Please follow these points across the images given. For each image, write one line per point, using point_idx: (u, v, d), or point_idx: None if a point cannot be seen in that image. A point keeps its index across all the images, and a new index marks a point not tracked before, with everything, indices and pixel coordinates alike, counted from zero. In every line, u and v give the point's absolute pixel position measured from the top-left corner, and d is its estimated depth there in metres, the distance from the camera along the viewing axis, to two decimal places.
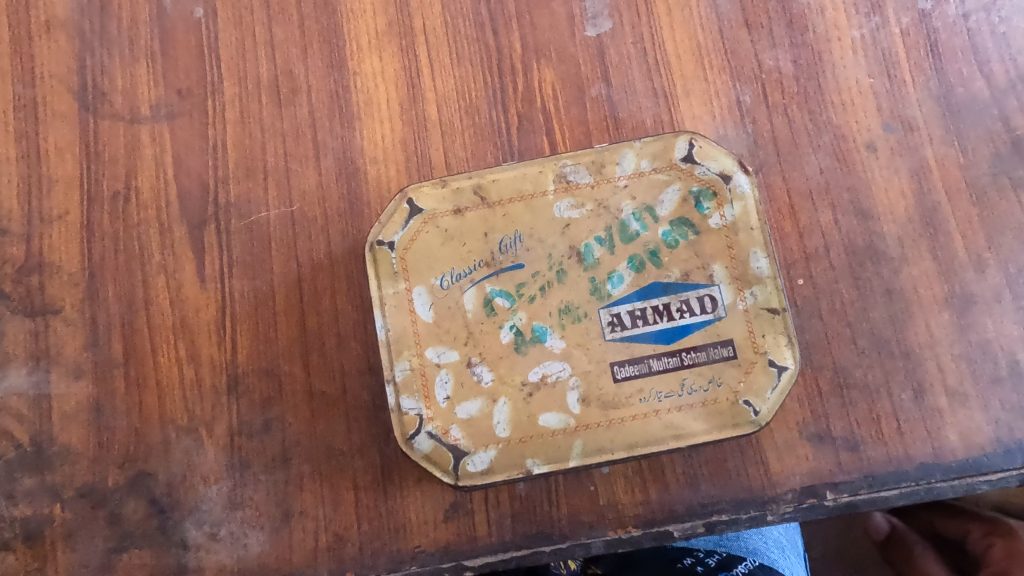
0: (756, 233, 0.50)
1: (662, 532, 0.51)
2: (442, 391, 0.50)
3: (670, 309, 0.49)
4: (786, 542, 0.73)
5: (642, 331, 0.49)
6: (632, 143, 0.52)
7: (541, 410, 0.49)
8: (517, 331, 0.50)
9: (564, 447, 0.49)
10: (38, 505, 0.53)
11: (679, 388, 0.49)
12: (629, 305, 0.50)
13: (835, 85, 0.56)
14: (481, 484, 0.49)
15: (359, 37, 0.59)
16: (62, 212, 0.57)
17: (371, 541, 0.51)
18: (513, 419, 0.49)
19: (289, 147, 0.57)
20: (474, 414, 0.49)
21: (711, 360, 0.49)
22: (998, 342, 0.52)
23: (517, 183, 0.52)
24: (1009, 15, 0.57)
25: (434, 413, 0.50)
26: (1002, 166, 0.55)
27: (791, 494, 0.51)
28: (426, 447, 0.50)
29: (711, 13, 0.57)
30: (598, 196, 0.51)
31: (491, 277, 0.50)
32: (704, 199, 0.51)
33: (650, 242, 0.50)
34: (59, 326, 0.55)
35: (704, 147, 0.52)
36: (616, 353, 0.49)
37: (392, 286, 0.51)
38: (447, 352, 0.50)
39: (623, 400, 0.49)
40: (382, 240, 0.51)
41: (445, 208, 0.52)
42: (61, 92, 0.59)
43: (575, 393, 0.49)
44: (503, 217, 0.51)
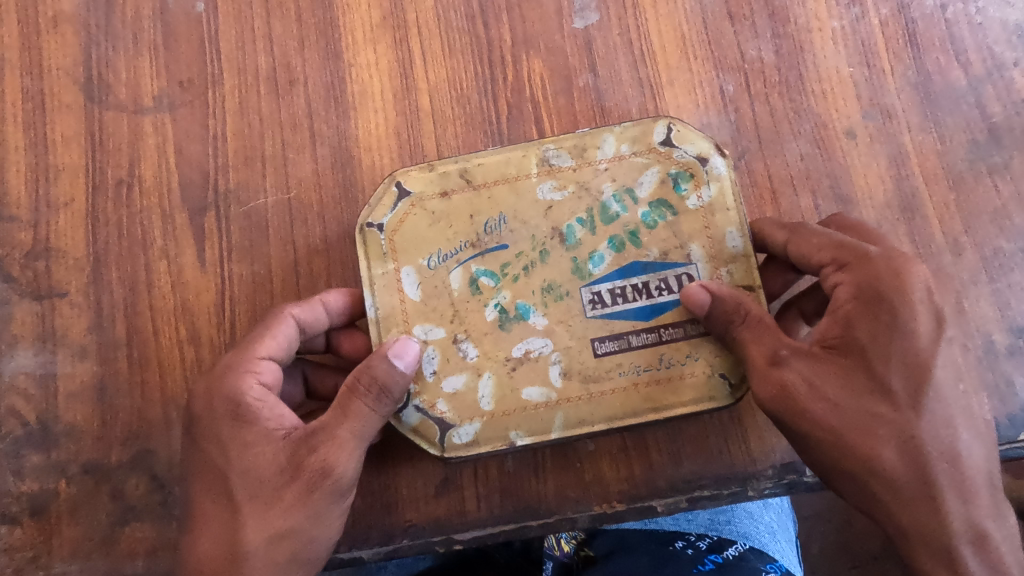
0: (733, 213, 0.52)
1: (647, 506, 0.52)
2: (429, 365, 0.51)
3: (649, 287, 0.51)
4: (777, 526, 0.68)
5: (623, 309, 0.51)
6: (612, 128, 0.53)
7: (524, 383, 0.51)
8: (501, 308, 0.51)
9: (546, 419, 0.50)
10: (44, 480, 0.55)
11: (657, 363, 0.50)
12: (609, 284, 0.51)
13: (815, 73, 0.58)
14: (467, 454, 0.50)
15: (354, 29, 0.61)
16: (68, 199, 0.59)
17: (365, 515, 0.53)
18: (496, 392, 0.51)
19: (286, 135, 0.59)
20: (459, 388, 0.51)
21: (688, 336, 0.50)
22: (974, 322, 0.54)
23: (502, 166, 0.53)
24: (985, 6, 0.59)
25: (421, 386, 0.51)
26: (978, 153, 0.56)
27: (772, 470, 0.53)
28: (414, 419, 0.51)
29: (696, 5, 0.59)
30: (579, 178, 0.53)
31: (477, 257, 0.52)
32: (681, 181, 0.52)
33: (630, 223, 0.52)
34: (65, 309, 0.57)
35: (682, 131, 0.53)
36: (597, 330, 0.51)
37: (381, 266, 0.52)
38: (434, 328, 0.51)
39: (603, 374, 0.50)
40: (372, 221, 0.53)
41: (432, 191, 0.53)
42: (68, 84, 0.61)
43: (556, 367, 0.50)
44: (489, 200, 0.53)
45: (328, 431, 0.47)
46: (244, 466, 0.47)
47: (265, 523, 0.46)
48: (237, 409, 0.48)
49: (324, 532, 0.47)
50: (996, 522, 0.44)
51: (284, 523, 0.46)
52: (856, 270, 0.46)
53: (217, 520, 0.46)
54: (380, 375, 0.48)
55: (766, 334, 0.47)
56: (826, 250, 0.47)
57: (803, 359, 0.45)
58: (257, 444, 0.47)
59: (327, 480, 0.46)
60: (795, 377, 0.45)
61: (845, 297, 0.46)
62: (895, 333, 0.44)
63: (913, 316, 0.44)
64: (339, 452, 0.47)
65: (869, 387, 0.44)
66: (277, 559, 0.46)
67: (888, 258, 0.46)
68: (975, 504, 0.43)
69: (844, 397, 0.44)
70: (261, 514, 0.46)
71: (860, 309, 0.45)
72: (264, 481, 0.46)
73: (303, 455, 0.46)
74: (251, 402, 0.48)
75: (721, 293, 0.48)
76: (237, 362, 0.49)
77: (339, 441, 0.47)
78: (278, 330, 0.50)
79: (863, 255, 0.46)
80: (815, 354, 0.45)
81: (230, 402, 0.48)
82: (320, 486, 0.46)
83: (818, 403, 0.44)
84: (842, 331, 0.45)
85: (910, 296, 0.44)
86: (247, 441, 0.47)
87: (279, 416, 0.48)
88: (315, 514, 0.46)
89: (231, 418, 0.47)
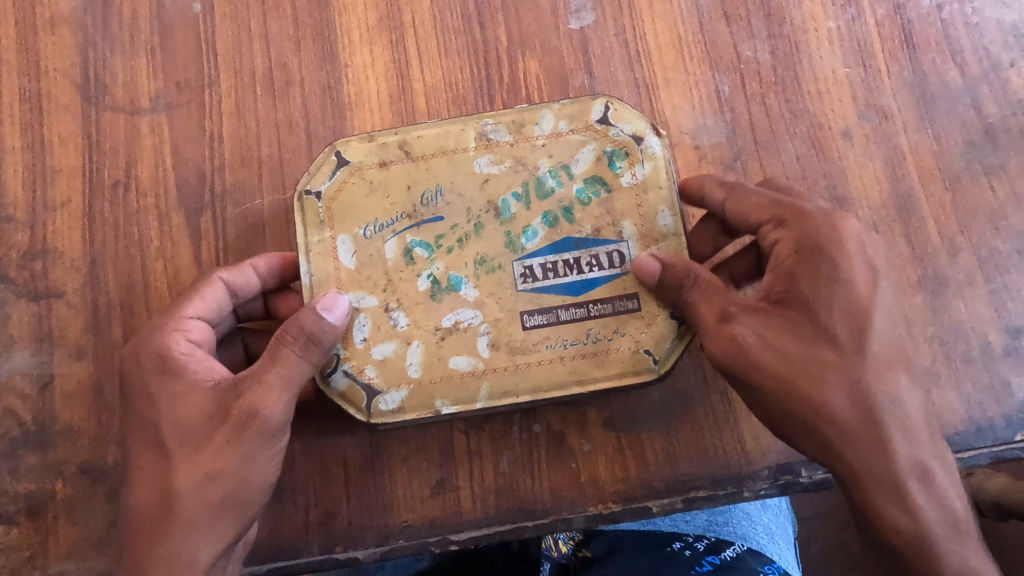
0: (665, 192, 0.50)
1: (642, 507, 0.52)
2: (359, 333, 0.49)
3: (581, 262, 0.49)
4: (777, 528, 0.68)
5: (554, 282, 0.49)
6: (552, 104, 0.51)
7: (451, 353, 0.49)
8: (433, 280, 0.50)
9: (471, 389, 0.48)
10: (41, 480, 0.55)
11: (585, 337, 0.49)
12: (541, 258, 0.49)
13: (811, 74, 0.58)
14: (393, 423, 0.49)
15: (351, 30, 0.61)
16: (65, 200, 0.59)
17: (360, 515, 0.53)
18: (424, 361, 0.49)
19: (283, 136, 0.59)
20: (388, 356, 0.49)
21: (616, 312, 0.49)
22: (970, 324, 0.53)
23: (440, 139, 0.51)
24: (981, 7, 0.59)
25: (350, 352, 0.49)
26: (975, 153, 0.56)
27: (767, 471, 0.53)
28: (341, 386, 0.49)
29: (691, 6, 0.59)
30: (517, 153, 0.51)
31: (412, 229, 0.50)
32: (616, 159, 0.50)
33: (565, 198, 0.50)
34: (62, 309, 0.57)
35: (619, 109, 0.51)
36: (527, 303, 0.49)
37: (317, 234, 0.50)
38: (366, 298, 0.49)
39: (530, 347, 0.49)
40: (309, 189, 0.51)
41: (371, 160, 0.51)
42: (65, 85, 0.61)
43: (484, 338, 0.49)
44: (426, 171, 0.51)
45: (256, 375, 0.45)
46: (173, 414, 0.45)
47: (195, 466, 0.44)
48: (162, 363, 0.46)
49: (260, 476, 0.45)
50: (938, 460, 0.44)
51: (214, 466, 0.44)
52: (794, 226, 0.46)
53: (151, 469, 0.45)
54: (308, 325, 0.46)
55: (713, 292, 0.46)
56: (764, 208, 0.47)
57: (751, 314, 0.45)
58: (186, 394, 0.45)
59: (256, 423, 0.44)
60: (744, 330, 0.44)
61: (785, 253, 0.46)
62: (834, 283, 0.44)
63: (849, 265, 0.45)
64: (268, 396, 0.45)
65: (816, 336, 0.44)
66: (210, 501, 0.44)
67: (824, 215, 0.46)
68: (919, 444, 0.44)
69: (794, 347, 0.44)
70: (190, 459, 0.44)
71: (801, 261, 0.45)
72: (193, 427, 0.45)
73: (231, 400, 0.45)
74: (178, 357, 0.46)
75: (672, 262, 0.47)
76: (164, 319, 0.48)
77: (267, 386, 0.45)
78: (206, 291, 0.49)
79: (799, 211, 0.46)
80: (764, 309, 0.45)
81: (156, 357, 0.46)
82: (247, 427, 0.44)
83: (769, 355, 0.44)
84: (787, 285, 0.45)
85: (845, 247, 0.45)
86: (173, 391, 0.45)
87: (207, 369, 0.47)
88: (245, 455, 0.44)
89: (157, 371, 0.46)
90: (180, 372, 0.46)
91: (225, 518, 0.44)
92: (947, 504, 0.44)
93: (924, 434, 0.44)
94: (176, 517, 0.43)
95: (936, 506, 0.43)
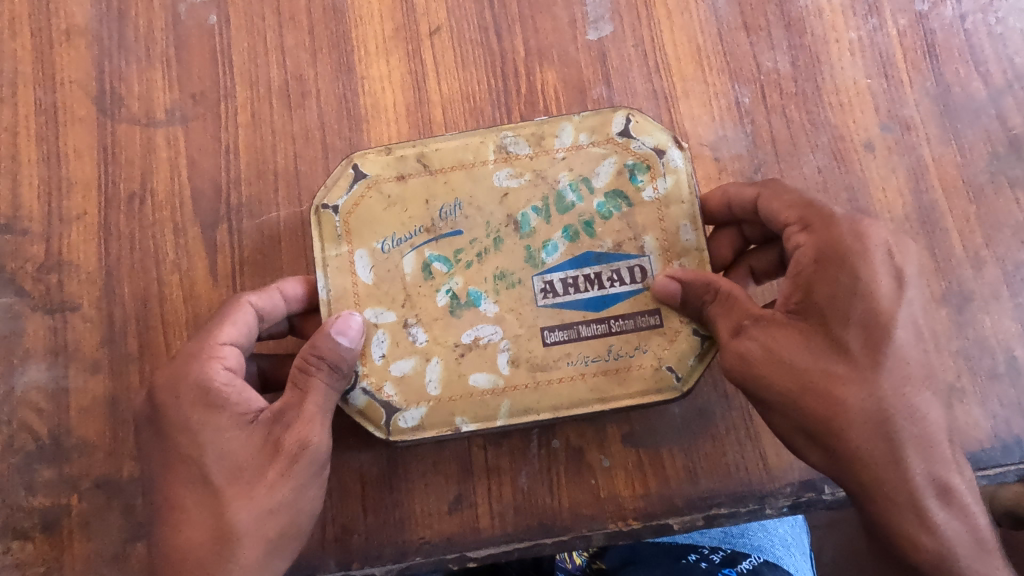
0: (687, 206, 0.49)
1: (663, 524, 0.52)
2: (378, 349, 0.49)
3: (601, 278, 0.49)
4: (792, 540, 0.67)
5: (574, 299, 0.49)
6: (572, 116, 0.51)
7: (471, 370, 0.48)
8: (453, 294, 0.49)
9: (491, 406, 0.48)
10: (56, 495, 0.55)
11: (606, 354, 0.48)
12: (562, 273, 0.49)
13: (832, 85, 0.57)
14: (411, 440, 0.48)
15: (367, 42, 0.60)
16: (81, 213, 0.59)
17: (377, 531, 0.52)
18: (444, 377, 0.48)
19: (299, 149, 0.59)
20: (407, 372, 0.48)
21: (638, 328, 0.48)
22: (996, 338, 0.53)
23: (459, 152, 0.51)
24: (1005, 17, 0.58)
25: (369, 369, 0.48)
26: (999, 165, 0.55)
27: (790, 488, 0.52)
28: (360, 402, 0.48)
29: (711, 16, 0.59)
30: (536, 166, 0.50)
31: (431, 243, 0.50)
32: (638, 172, 0.50)
33: (585, 213, 0.50)
34: (78, 322, 0.57)
35: (641, 121, 0.51)
36: (547, 318, 0.49)
37: (335, 248, 0.50)
38: (384, 313, 0.49)
39: (550, 363, 0.48)
40: (327, 203, 0.50)
41: (389, 174, 0.51)
42: (81, 97, 0.61)
43: (505, 355, 0.48)
44: (445, 185, 0.50)
45: (297, 408, 0.45)
46: (218, 452, 0.44)
47: (249, 503, 0.43)
48: (205, 396, 0.44)
49: (311, 509, 0.45)
50: (961, 475, 0.43)
51: (270, 501, 0.43)
52: (818, 232, 0.45)
53: (200, 507, 0.43)
54: (327, 354, 0.46)
55: (729, 305, 0.46)
56: (794, 209, 0.46)
57: (764, 326, 0.44)
58: (230, 429, 0.44)
59: (307, 456, 0.44)
60: (752, 343, 0.44)
61: (805, 260, 0.44)
62: (859, 286, 0.43)
63: (872, 274, 0.43)
64: (311, 427, 0.45)
65: (827, 348, 0.43)
66: (264, 534, 0.43)
67: (851, 220, 0.45)
68: (942, 460, 0.42)
69: (805, 359, 0.43)
70: (245, 495, 0.43)
71: (819, 271, 0.43)
72: (242, 463, 0.44)
73: (277, 434, 0.44)
74: (219, 389, 0.45)
75: (688, 277, 0.47)
76: (197, 350, 0.46)
77: (306, 416, 0.45)
78: (236, 316, 0.48)
79: (826, 216, 0.45)
80: (777, 319, 0.44)
81: (196, 389, 0.45)
82: (301, 459, 0.44)
83: (778, 367, 0.43)
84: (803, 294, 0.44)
85: (873, 249, 0.43)
86: (216, 427, 0.44)
87: (249, 401, 0.45)
88: (298, 488, 0.44)
89: (201, 405, 0.44)
90: (224, 405, 0.44)
91: (274, 551, 0.43)
92: (972, 519, 0.42)
93: (947, 449, 0.43)
94: (213, 546, 0.42)
95: (961, 523, 0.42)
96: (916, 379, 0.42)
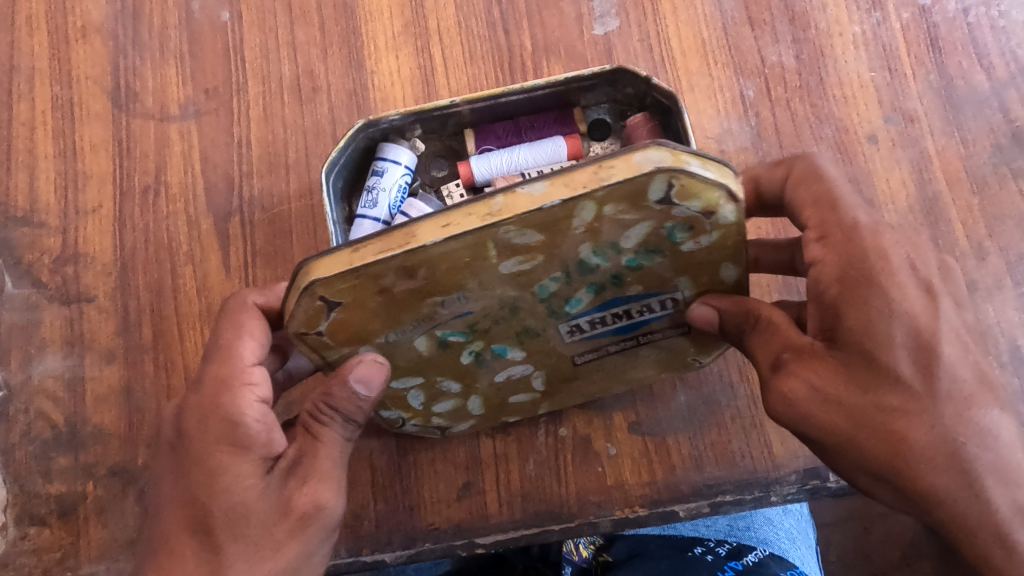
0: None
1: (668, 511, 0.52)
2: (417, 401, 0.49)
3: (631, 313, 0.45)
4: (798, 533, 0.67)
5: (601, 331, 0.46)
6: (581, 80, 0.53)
7: (510, 395, 0.50)
8: (476, 353, 0.45)
9: (532, 408, 0.52)
10: (73, 482, 0.55)
11: (633, 355, 0.49)
12: (588, 317, 0.44)
13: (836, 78, 0.58)
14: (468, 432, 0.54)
15: (377, 38, 0.61)
16: (97, 206, 0.60)
17: (387, 518, 0.53)
18: (487, 405, 0.51)
19: (310, 142, 0.60)
20: (451, 409, 0.50)
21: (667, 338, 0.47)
22: (1000, 327, 0.53)
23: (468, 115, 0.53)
24: (1008, 10, 0.59)
25: (414, 413, 0.51)
26: (1002, 157, 0.56)
27: (795, 476, 0.53)
28: (414, 429, 0.52)
29: (716, 11, 0.60)
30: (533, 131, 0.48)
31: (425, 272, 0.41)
32: None
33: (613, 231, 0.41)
34: (94, 313, 0.58)
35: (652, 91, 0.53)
36: (578, 348, 0.47)
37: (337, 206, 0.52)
38: (411, 380, 0.47)
39: (579, 373, 0.50)
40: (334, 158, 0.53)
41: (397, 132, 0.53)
42: (96, 93, 0.62)
43: (538, 378, 0.49)
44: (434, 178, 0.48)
45: (312, 459, 0.43)
46: (229, 504, 0.40)
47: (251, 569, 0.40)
48: (234, 432, 0.42)
49: (316, 567, 0.42)
50: None
51: (274, 567, 0.40)
52: (838, 247, 0.40)
53: (196, 563, 0.40)
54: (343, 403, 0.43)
55: (768, 335, 0.41)
56: (815, 212, 0.42)
57: (804, 360, 0.39)
58: (249, 477, 0.41)
59: (319, 520, 0.42)
60: (796, 382, 0.39)
61: (826, 279, 0.40)
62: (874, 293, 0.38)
63: None
64: (324, 486, 0.42)
65: (872, 377, 0.37)
66: None
67: None
68: None
69: (855, 396, 0.37)
70: (247, 559, 0.40)
71: None
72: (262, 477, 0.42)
73: (291, 489, 0.42)
74: (251, 424, 0.42)
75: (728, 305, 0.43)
76: (228, 376, 0.44)
77: (322, 472, 0.43)
78: (254, 329, 0.46)
79: (847, 225, 0.40)
80: (816, 348, 0.39)
81: (225, 422, 0.42)
82: (312, 522, 0.41)
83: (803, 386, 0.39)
84: (834, 319, 0.39)
85: None
86: (236, 472, 0.41)
87: (274, 441, 0.43)
88: (306, 553, 0.41)
89: (227, 443, 0.41)
90: (251, 444, 0.42)
91: None
92: None
93: None
94: None
95: None
96: (980, 398, 0.36)
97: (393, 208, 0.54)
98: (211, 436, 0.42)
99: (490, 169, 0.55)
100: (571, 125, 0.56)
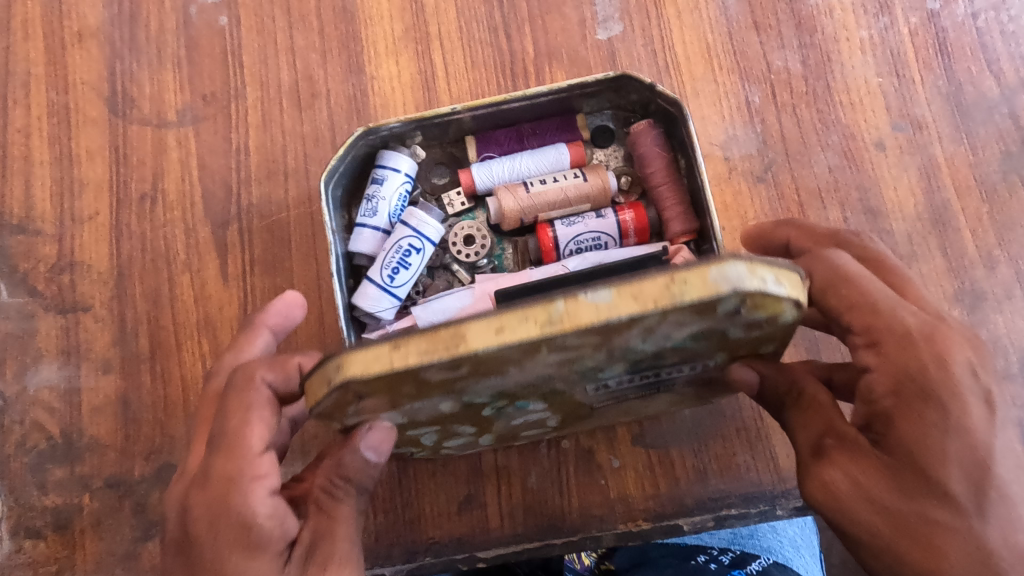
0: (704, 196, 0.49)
1: (672, 525, 0.52)
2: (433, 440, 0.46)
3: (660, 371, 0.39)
4: (802, 541, 0.66)
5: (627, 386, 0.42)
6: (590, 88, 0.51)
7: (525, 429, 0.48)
8: (500, 407, 0.40)
9: (542, 435, 0.51)
10: (68, 495, 0.55)
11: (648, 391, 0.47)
12: (616, 377, 0.39)
13: (843, 84, 0.57)
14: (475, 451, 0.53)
15: (377, 43, 0.61)
16: (93, 213, 0.59)
17: (387, 532, 0.52)
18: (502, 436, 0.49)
19: (309, 149, 0.59)
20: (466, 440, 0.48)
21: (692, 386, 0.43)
22: (1010, 338, 0.52)
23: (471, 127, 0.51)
24: (1018, 15, 0.58)
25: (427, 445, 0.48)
26: (1012, 164, 0.55)
27: (801, 489, 0.52)
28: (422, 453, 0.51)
29: (721, 15, 0.59)
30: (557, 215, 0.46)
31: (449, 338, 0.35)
32: None
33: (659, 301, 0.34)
34: (90, 322, 0.57)
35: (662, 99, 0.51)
36: (601, 398, 0.43)
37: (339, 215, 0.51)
38: (429, 427, 0.42)
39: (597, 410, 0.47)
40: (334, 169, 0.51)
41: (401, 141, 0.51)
42: (93, 98, 0.61)
43: (554, 418, 0.47)
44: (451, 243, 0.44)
45: (330, 543, 0.39)
46: None
47: None
48: (248, 533, 0.37)
49: None
50: None
51: None
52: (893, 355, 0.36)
53: None
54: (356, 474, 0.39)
55: (812, 415, 0.38)
56: (860, 316, 0.36)
57: (846, 448, 0.36)
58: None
59: None
60: (838, 472, 0.36)
61: (881, 389, 0.36)
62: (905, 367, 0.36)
63: None
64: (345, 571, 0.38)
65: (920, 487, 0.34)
66: None
67: None
68: None
69: (894, 498, 0.34)
70: None
71: None
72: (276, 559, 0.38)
73: None
74: (263, 521, 0.37)
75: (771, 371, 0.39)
76: (236, 471, 0.37)
77: (339, 557, 0.39)
78: (254, 402, 0.39)
79: (901, 333, 0.36)
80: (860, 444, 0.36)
81: (237, 522, 0.37)
82: None
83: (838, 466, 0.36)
84: (884, 424, 0.35)
85: None
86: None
87: (287, 531, 0.38)
88: None
89: (241, 546, 0.37)
90: (267, 542, 0.37)
91: None
92: None
93: None
94: None
95: None
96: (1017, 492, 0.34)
97: (393, 216, 0.53)
98: (222, 536, 0.37)
99: (491, 177, 0.54)
100: (574, 131, 0.56)
